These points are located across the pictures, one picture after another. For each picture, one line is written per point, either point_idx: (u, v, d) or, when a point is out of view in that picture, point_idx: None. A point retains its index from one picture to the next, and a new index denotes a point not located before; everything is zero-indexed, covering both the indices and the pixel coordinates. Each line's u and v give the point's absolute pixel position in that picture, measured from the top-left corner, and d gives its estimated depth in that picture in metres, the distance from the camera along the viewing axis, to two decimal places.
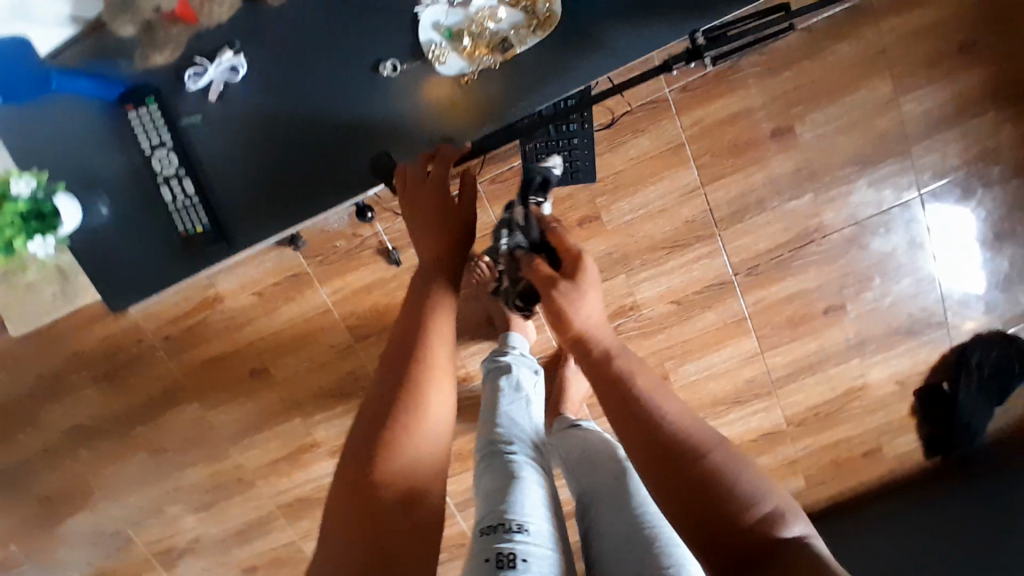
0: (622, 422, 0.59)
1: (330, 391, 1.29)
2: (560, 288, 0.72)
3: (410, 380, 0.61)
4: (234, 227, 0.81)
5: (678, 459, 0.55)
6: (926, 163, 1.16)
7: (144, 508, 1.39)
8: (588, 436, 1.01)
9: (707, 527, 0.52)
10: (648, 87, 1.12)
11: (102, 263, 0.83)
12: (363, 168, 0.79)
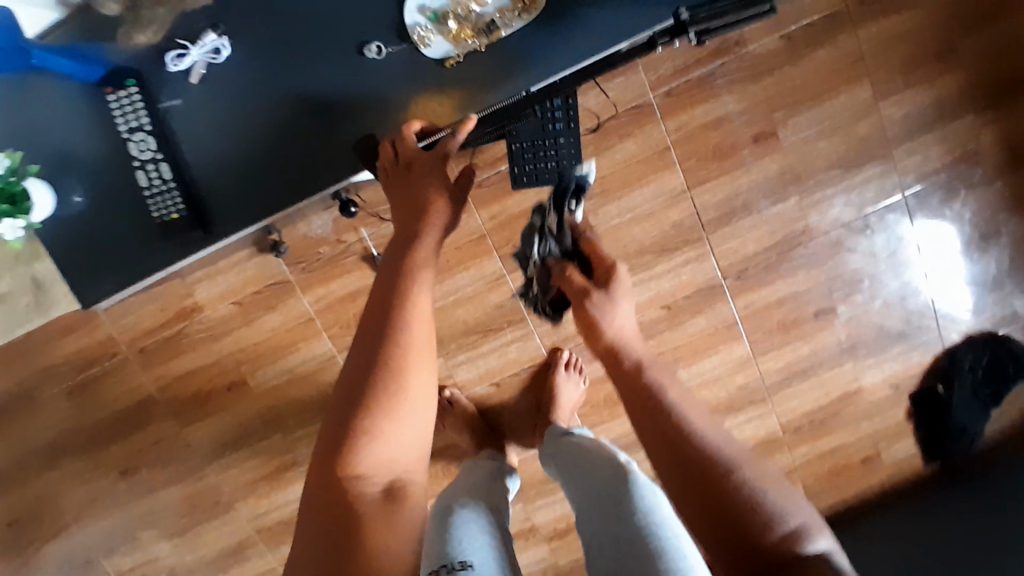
0: (651, 436, 0.67)
1: (313, 405, 1.24)
2: (595, 295, 0.87)
3: (389, 364, 0.59)
4: (210, 213, 0.84)
5: (702, 471, 0.61)
6: (909, 166, 1.19)
7: (113, 534, 1.31)
8: (584, 445, 0.95)
9: (728, 537, 0.58)
10: (634, 90, 1.14)
11: (72, 246, 0.85)
12: (343, 151, 0.83)
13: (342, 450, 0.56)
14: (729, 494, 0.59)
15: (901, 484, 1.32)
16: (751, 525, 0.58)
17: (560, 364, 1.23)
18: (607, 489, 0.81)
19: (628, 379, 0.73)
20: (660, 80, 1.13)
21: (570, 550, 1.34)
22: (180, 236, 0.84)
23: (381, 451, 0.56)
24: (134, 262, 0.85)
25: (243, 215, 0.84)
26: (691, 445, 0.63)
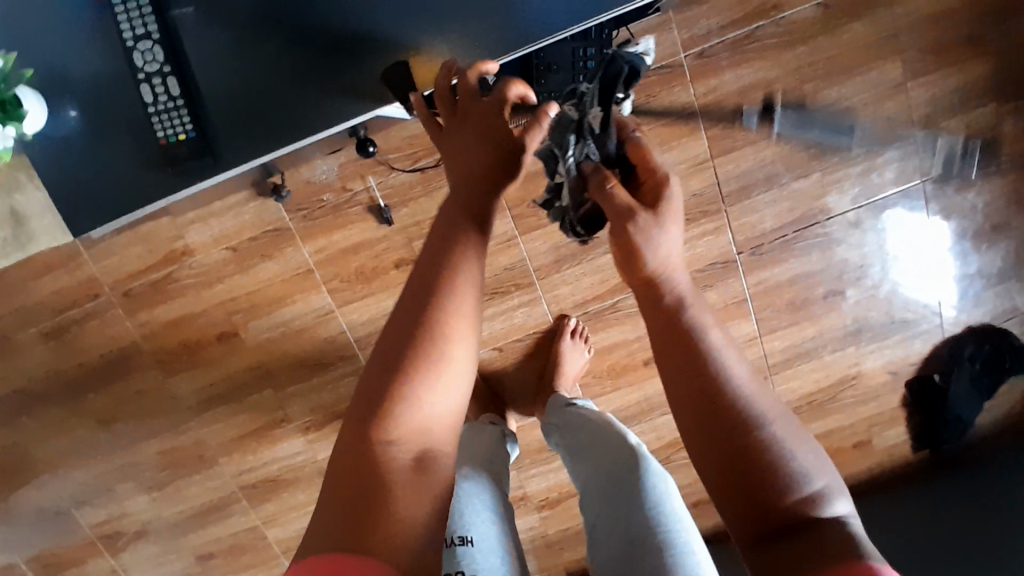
0: (674, 380, 0.50)
1: (307, 361, 1.19)
2: (639, 221, 0.55)
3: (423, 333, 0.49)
4: (218, 138, 0.80)
5: (732, 431, 0.48)
6: (930, 150, 1.16)
7: (91, 485, 1.25)
8: (587, 420, 0.90)
9: (748, 509, 0.47)
10: (663, 51, 1.10)
11: (65, 162, 0.81)
12: (366, 80, 0.78)
13: (369, 426, 0.47)
14: (758, 460, 0.47)
15: (892, 471, 1.33)
16: (777, 496, 0.46)
17: (566, 332, 1.19)
18: (617, 476, 0.76)
19: (657, 306, 0.54)
20: (692, 41, 1.10)
21: (561, 520, 1.33)
22: (184, 162, 0.79)
23: (416, 423, 0.48)
24: (132, 188, 0.81)
25: (253, 144, 0.80)
26: (725, 398, 0.49)
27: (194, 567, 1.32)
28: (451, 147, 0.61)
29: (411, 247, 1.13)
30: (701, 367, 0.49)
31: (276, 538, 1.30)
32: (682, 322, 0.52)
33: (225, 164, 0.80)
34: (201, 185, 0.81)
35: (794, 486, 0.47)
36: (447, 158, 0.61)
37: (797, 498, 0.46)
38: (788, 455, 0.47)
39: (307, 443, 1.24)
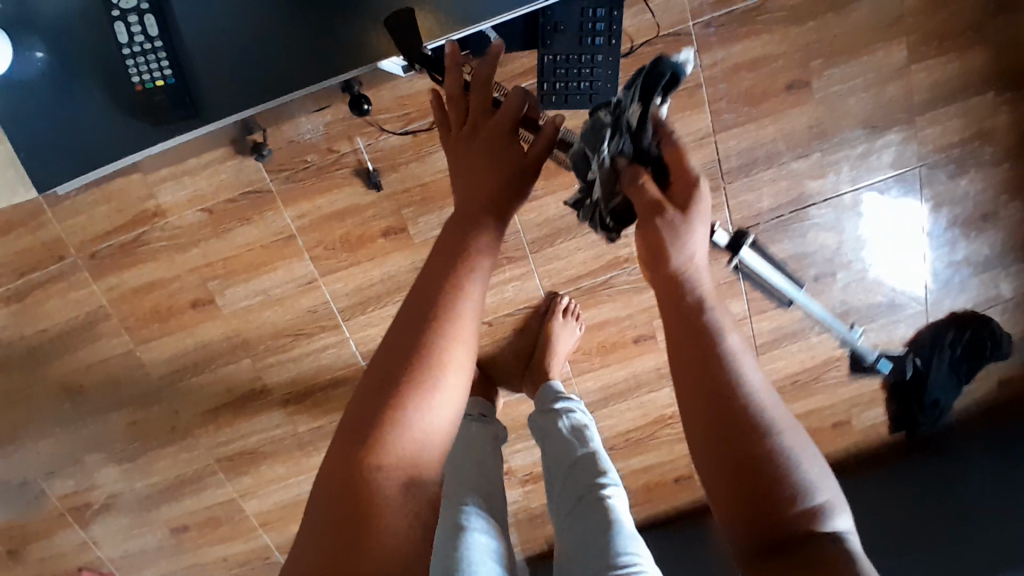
0: (687, 381, 0.48)
1: (287, 332, 1.14)
2: (666, 218, 0.53)
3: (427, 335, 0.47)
4: (200, 86, 0.73)
5: (744, 441, 0.45)
6: (928, 136, 1.15)
7: (57, 456, 1.20)
8: (572, 444, 0.93)
9: (751, 524, 0.44)
10: (671, 18, 1.06)
11: (27, 110, 0.73)
12: (369, 29, 0.72)
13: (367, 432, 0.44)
14: (768, 476, 0.44)
15: (869, 451, 1.35)
16: (783, 513, 0.44)
17: (557, 309, 1.17)
18: (591, 529, 0.81)
19: (675, 300, 0.52)
20: (701, 9, 1.05)
21: (544, 495, 1.32)
22: (163, 111, 0.73)
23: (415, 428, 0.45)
24: (104, 139, 0.74)
25: (240, 94, 0.73)
26: (739, 406, 0.46)
27: (167, 539, 1.28)
28: (461, 163, 0.58)
29: (400, 215, 1.08)
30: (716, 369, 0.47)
31: (253, 510, 1.27)
32: (698, 318, 0.50)
33: (209, 115, 0.74)
34: (182, 138, 0.75)
35: (800, 502, 0.44)
36: (454, 174, 0.58)
37: (803, 515, 0.44)
38: (797, 467, 0.45)
39: (287, 415, 1.20)
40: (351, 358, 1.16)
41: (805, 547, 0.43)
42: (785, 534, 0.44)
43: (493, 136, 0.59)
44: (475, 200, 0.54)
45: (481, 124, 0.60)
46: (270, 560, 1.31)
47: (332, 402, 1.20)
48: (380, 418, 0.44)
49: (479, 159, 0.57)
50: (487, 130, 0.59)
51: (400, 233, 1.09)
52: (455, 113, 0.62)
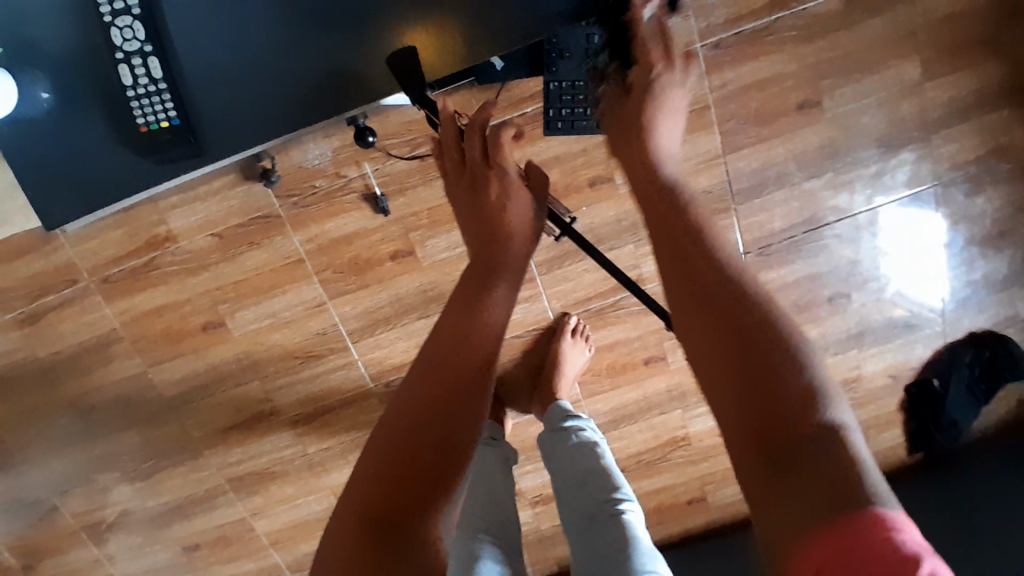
0: (686, 316, 0.51)
1: (296, 354, 1.14)
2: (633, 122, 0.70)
3: (444, 343, 0.58)
4: (205, 125, 0.74)
5: (747, 370, 0.46)
6: (943, 153, 1.12)
7: (71, 475, 1.21)
8: (585, 459, 0.93)
9: (756, 451, 0.43)
10: (679, 39, 1.05)
11: (35, 151, 0.74)
12: (372, 65, 0.73)
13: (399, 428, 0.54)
14: (775, 403, 0.44)
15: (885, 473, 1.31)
16: (786, 426, 0.43)
17: (566, 330, 1.16)
18: (609, 545, 0.82)
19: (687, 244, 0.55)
20: (710, 30, 1.04)
21: (553, 516, 1.31)
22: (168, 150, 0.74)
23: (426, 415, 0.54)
24: (110, 177, 0.75)
25: (244, 133, 0.74)
26: (742, 339, 0.47)
27: (179, 558, 1.29)
28: (463, 209, 0.70)
29: (407, 238, 1.08)
30: (719, 308, 0.50)
31: (264, 530, 1.27)
32: (708, 267, 0.52)
33: (214, 153, 0.75)
34: (188, 174, 0.76)
35: (811, 427, 0.43)
36: (459, 219, 0.70)
37: (814, 437, 0.42)
38: (805, 390, 0.44)
39: (297, 436, 1.20)
40: (360, 379, 1.16)
41: (815, 469, 0.41)
42: (794, 460, 0.42)
43: (494, 181, 0.69)
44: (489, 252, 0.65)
45: (479, 173, 0.70)
46: None
47: (341, 423, 1.20)
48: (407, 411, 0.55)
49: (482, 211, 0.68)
50: (485, 185, 0.69)
51: (407, 256, 1.09)
52: (451, 162, 0.73)
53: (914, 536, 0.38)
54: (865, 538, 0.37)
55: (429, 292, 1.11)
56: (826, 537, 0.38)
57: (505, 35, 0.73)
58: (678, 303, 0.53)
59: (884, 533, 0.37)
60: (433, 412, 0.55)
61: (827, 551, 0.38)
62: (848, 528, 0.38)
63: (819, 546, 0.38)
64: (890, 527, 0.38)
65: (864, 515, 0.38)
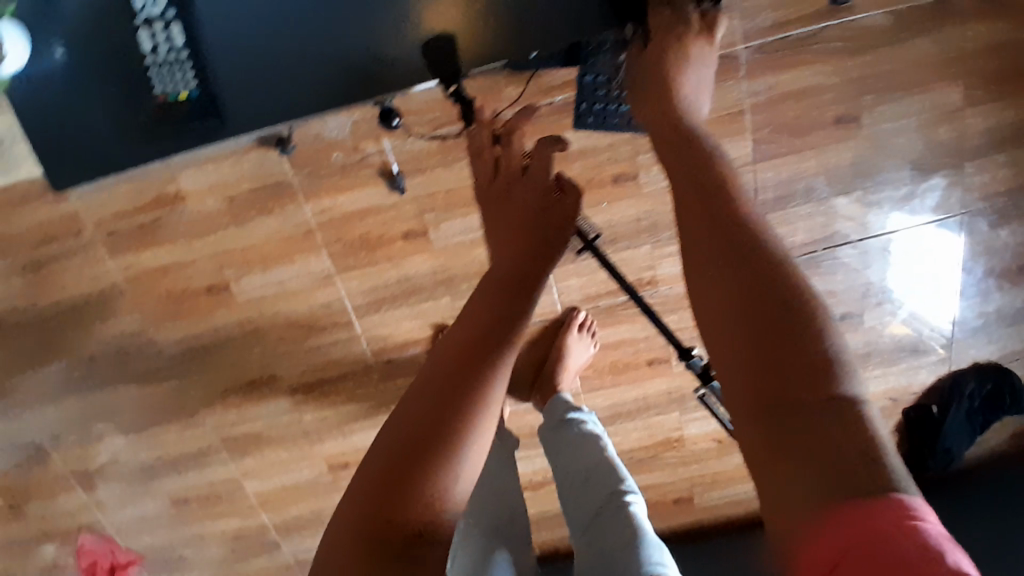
0: (710, 287, 0.49)
1: (300, 324, 1.13)
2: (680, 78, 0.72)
3: (460, 334, 0.57)
4: (226, 99, 0.72)
5: (770, 357, 0.44)
6: (975, 182, 1.09)
7: (67, 422, 1.22)
8: (587, 453, 0.92)
9: (771, 441, 0.43)
10: (724, 36, 1.00)
11: (44, 113, 0.72)
12: (402, 54, 0.72)
13: (408, 411, 0.54)
14: (803, 392, 0.42)
15: None
16: (804, 391, 0.42)
17: (574, 324, 1.15)
18: (615, 540, 0.81)
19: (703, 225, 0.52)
20: (755, 32, 1.00)
21: (540, 503, 1.32)
22: (187, 123, 0.72)
23: (427, 401, 0.53)
24: (123, 147, 0.73)
25: (266, 111, 0.72)
26: (767, 321, 0.45)
27: (169, 510, 1.31)
28: (489, 220, 0.67)
29: (421, 219, 1.06)
30: (746, 282, 0.47)
31: (255, 490, 1.29)
32: (728, 246, 0.50)
33: (233, 128, 0.73)
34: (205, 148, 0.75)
35: (839, 413, 0.41)
36: (485, 231, 0.67)
37: (839, 425, 0.41)
38: (838, 376, 0.43)
39: (294, 404, 1.21)
40: (362, 354, 1.16)
41: (835, 457, 0.40)
42: (803, 449, 0.41)
43: (523, 182, 0.67)
44: (512, 258, 0.60)
45: (512, 182, 0.68)
46: (267, 538, 1.34)
47: (339, 395, 1.20)
48: (417, 397, 0.54)
49: (508, 217, 0.65)
50: (515, 194, 0.66)
51: (419, 237, 1.07)
52: (484, 169, 0.72)
53: (934, 526, 0.37)
54: (884, 526, 0.37)
55: (439, 275, 1.09)
56: (848, 526, 0.37)
57: (540, 41, 0.73)
58: (703, 275, 0.50)
59: (908, 523, 0.37)
60: (438, 396, 0.53)
61: (843, 539, 0.37)
62: (872, 513, 0.37)
63: (837, 537, 0.38)
64: (914, 517, 0.37)
65: (884, 504, 0.38)
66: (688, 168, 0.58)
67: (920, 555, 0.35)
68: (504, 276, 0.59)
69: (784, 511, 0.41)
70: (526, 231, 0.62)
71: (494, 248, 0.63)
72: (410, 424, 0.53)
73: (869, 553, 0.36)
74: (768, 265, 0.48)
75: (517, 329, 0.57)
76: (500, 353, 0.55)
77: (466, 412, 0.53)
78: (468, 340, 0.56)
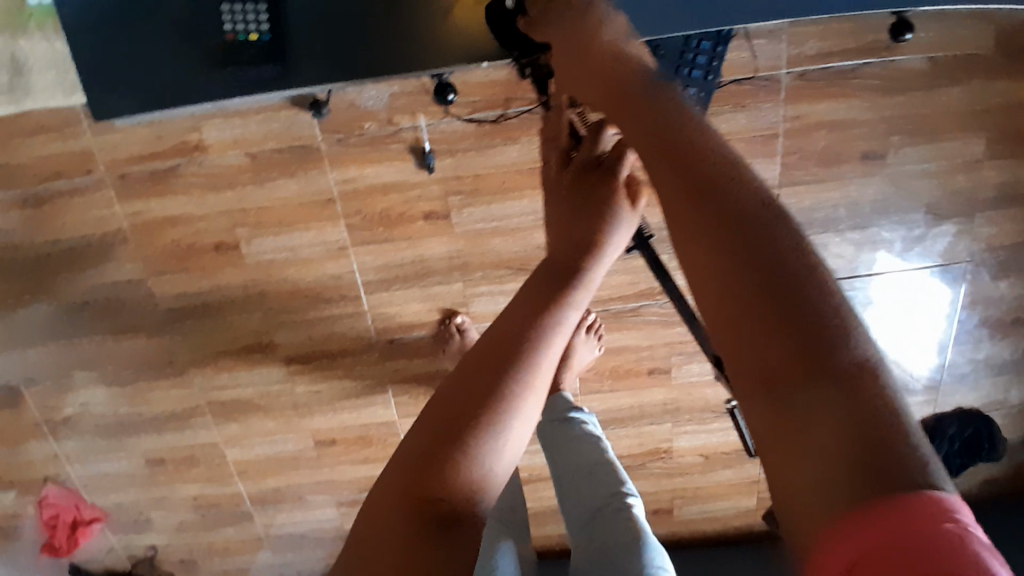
0: (696, 255, 0.42)
1: (307, 293, 1.11)
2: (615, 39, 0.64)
3: (502, 324, 0.57)
4: (292, 44, 0.75)
5: (761, 328, 0.38)
6: (982, 233, 1.13)
7: (47, 366, 1.17)
8: (589, 452, 0.93)
9: (776, 426, 0.36)
10: (768, 58, 1.02)
11: (104, 30, 0.75)
12: (450, 36, 0.75)
13: (440, 397, 0.53)
14: (798, 364, 0.36)
15: None
16: (818, 372, 0.35)
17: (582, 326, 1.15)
18: (617, 538, 0.82)
19: (674, 179, 0.45)
20: (798, 59, 1.02)
21: None
22: (250, 63, 0.75)
23: (458, 384, 0.53)
24: (177, 75, 0.76)
25: (324, 61, 0.76)
26: (756, 285, 0.39)
27: (141, 469, 1.27)
28: (553, 213, 0.68)
29: (446, 201, 1.04)
30: (744, 246, 0.40)
31: (233, 457, 1.25)
32: (716, 204, 0.43)
33: (293, 72, 0.76)
34: (261, 95, 0.78)
35: (858, 396, 0.34)
36: (549, 224, 0.69)
37: (854, 401, 0.34)
38: (847, 342, 0.36)
39: (288, 374, 1.18)
40: (366, 331, 1.14)
41: (846, 440, 0.33)
42: (808, 435, 0.35)
43: (578, 178, 0.68)
44: (568, 254, 0.62)
45: (582, 176, 0.68)
46: (240, 508, 1.30)
47: (334, 370, 1.17)
48: (450, 383, 0.54)
49: (572, 212, 0.66)
50: (581, 185, 0.67)
51: (441, 219, 1.05)
52: (555, 156, 0.72)
53: (971, 525, 0.31)
54: (916, 530, 0.30)
55: (455, 260, 1.08)
56: (875, 529, 0.31)
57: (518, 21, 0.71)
58: (686, 246, 0.43)
59: (946, 525, 0.30)
60: (471, 380, 0.53)
61: (872, 544, 0.30)
62: (904, 513, 0.31)
63: (855, 543, 0.31)
64: (953, 520, 0.30)
65: (911, 500, 0.31)
66: (657, 119, 0.51)
67: (954, 550, 0.29)
68: (550, 275, 0.60)
69: (793, 512, 0.35)
70: (574, 231, 0.64)
71: (550, 250, 0.65)
72: (440, 407, 0.52)
73: (900, 559, 0.30)
74: (755, 221, 0.41)
75: (560, 323, 0.57)
76: (543, 341, 0.55)
77: (498, 393, 0.52)
78: (507, 328, 0.56)
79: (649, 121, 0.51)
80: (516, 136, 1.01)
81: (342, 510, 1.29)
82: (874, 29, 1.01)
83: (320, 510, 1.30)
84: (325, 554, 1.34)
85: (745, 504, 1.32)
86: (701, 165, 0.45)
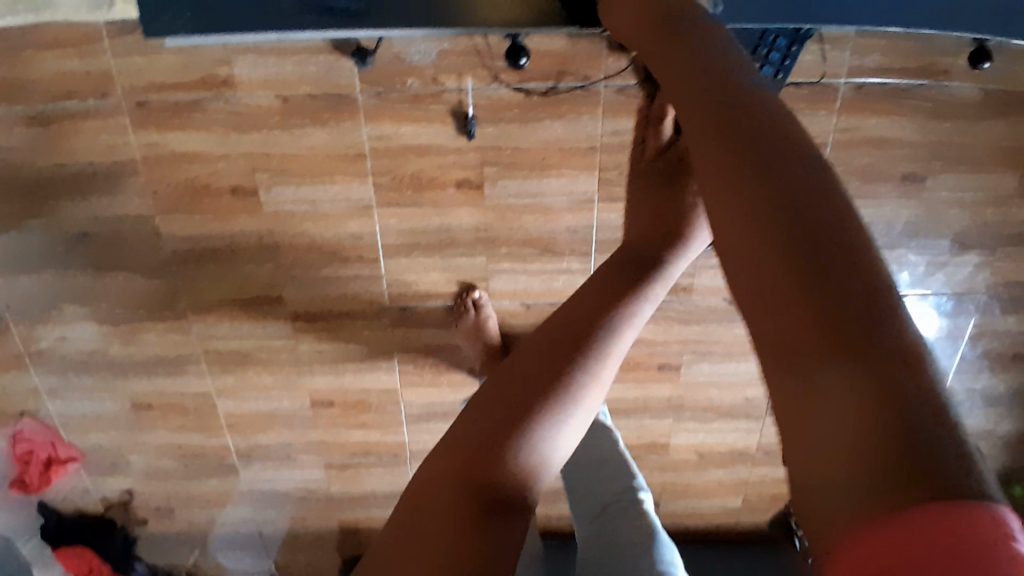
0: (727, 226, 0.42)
1: (323, 250, 1.06)
2: None
3: (564, 313, 0.55)
4: None
5: (786, 299, 0.37)
6: (1001, 267, 1.14)
7: (35, 296, 1.10)
8: (601, 444, 0.93)
9: (793, 408, 0.36)
10: (828, 64, 0.99)
11: None
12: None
13: (495, 382, 0.51)
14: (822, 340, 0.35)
15: None
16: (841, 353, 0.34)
17: None
18: (628, 534, 0.81)
19: (714, 139, 0.44)
20: (859, 70, 1.00)
21: None
22: None
23: (514, 369, 0.51)
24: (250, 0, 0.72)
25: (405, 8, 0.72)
26: (793, 255, 0.38)
27: (126, 412, 1.22)
28: (637, 207, 0.70)
29: (481, 170, 1.00)
30: (773, 213, 0.39)
31: (225, 410, 1.21)
32: (759, 172, 0.41)
33: (370, 13, 0.72)
34: (333, 33, 0.74)
35: (883, 380, 0.33)
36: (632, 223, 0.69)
37: (879, 387, 0.33)
38: (880, 321, 0.35)
39: (293, 331, 1.13)
40: (379, 295, 1.10)
41: (868, 428, 0.32)
42: (825, 419, 0.34)
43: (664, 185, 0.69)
44: (643, 250, 0.61)
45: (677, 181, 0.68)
46: (225, 461, 1.27)
47: (341, 331, 1.13)
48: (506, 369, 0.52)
49: (651, 210, 0.66)
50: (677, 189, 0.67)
51: (473, 189, 1.01)
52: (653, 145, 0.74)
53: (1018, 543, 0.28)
54: (946, 540, 0.28)
55: (481, 233, 1.05)
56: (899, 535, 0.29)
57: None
58: (718, 213, 0.43)
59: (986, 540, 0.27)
60: (526, 366, 0.51)
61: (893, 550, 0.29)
62: (937, 521, 0.28)
63: (869, 544, 0.29)
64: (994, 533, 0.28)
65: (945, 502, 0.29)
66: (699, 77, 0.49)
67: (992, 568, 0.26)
68: (616, 271, 0.58)
69: (811, 507, 0.33)
70: (652, 230, 0.63)
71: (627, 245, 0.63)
72: (491, 391, 0.50)
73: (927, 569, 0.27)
74: (796, 186, 0.40)
75: (630, 318, 0.55)
76: (608, 336, 0.53)
77: (555, 380, 0.50)
78: (570, 317, 0.54)
79: (690, 78, 0.49)
80: (564, 111, 0.97)
81: (330, 473, 1.27)
82: (937, 51, 1.00)
83: (307, 471, 1.28)
84: (307, 514, 1.32)
85: (730, 503, 1.34)
86: (747, 125, 0.44)
